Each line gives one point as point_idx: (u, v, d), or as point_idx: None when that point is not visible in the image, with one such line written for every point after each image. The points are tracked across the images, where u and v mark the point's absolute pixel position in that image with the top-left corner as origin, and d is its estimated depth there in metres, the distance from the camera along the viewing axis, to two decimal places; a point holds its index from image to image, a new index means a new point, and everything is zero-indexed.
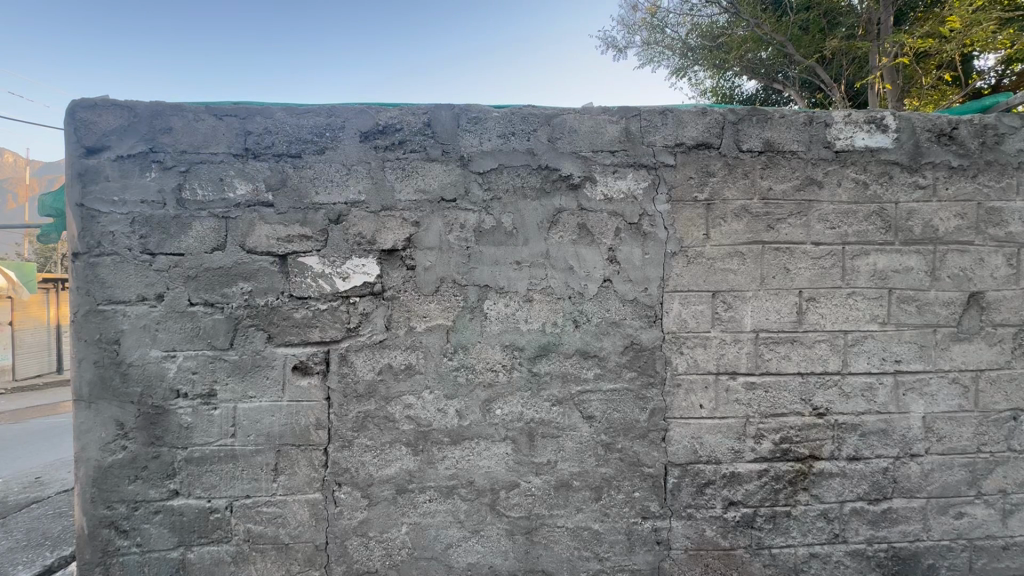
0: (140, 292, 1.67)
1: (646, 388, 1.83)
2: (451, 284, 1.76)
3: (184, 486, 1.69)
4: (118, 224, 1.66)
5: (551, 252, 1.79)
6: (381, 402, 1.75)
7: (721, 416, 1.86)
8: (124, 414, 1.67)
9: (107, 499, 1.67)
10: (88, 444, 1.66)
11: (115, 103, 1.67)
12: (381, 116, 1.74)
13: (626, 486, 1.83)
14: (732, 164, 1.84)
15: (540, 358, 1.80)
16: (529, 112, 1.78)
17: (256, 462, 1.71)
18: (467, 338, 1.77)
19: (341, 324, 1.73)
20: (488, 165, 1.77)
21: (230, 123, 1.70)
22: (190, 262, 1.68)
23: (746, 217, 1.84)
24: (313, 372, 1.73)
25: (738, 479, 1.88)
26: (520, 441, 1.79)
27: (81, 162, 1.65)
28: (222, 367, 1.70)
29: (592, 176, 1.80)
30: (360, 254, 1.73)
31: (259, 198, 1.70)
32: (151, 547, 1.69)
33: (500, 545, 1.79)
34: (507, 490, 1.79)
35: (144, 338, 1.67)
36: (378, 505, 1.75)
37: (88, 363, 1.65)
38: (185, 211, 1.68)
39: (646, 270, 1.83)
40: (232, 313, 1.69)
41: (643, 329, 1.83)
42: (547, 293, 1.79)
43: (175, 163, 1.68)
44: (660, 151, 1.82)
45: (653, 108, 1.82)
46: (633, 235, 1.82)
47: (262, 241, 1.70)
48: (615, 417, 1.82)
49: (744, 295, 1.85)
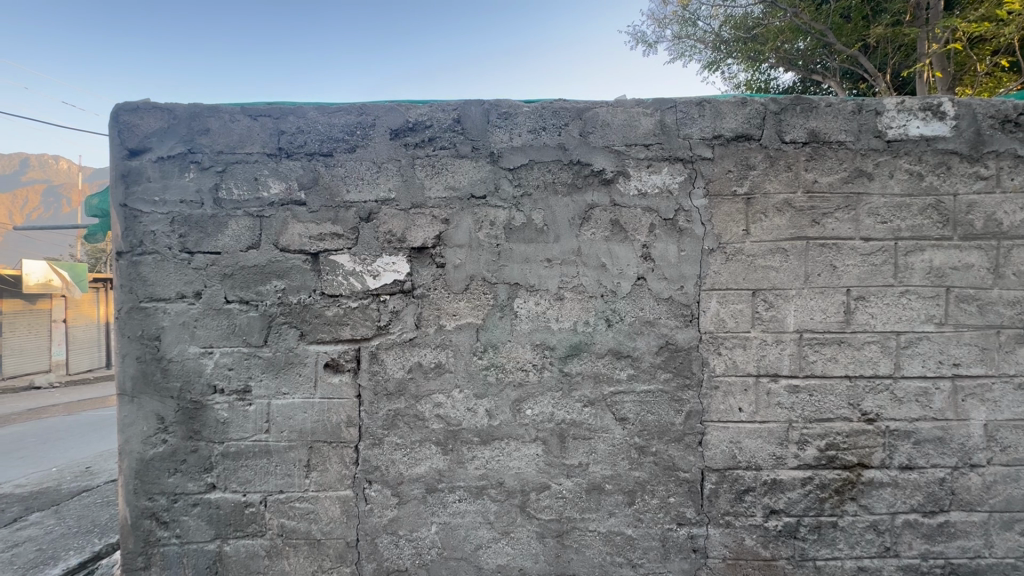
0: (180, 290, 1.71)
1: (682, 390, 1.77)
2: (481, 281, 1.74)
3: (221, 480, 1.73)
4: (159, 223, 1.71)
5: (583, 250, 1.75)
6: (411, 401, 1.74)
7: (762, 420, 1.77)
8: (165, 408, 1.72)
9: (149, 490, 1.72)
10: (131, 437, 1.71)
11: (156, 106, 1.72)
12: (411, 113, 1.74)
13: (661, 491, 1.77)
14: (774, 155, 1.75)
15: (571, 357, 1.76)
16: (560, 106, 1.75)
17: (289, 458, 1.73)
18: (497, 338, 1.74)
19: (372, 322, 1.73)
20: (519, 161, 1.74)
21: (264, 124, 1.73)
22: (226, 260, 1.72)
23: (789, 211, 1.76)
24: (344, 370, 1.73)
25: (780, 487, 1.79)
26: (551, 443, 1.75)
27: (124, 164, 1.71)
28: (257, 364, 1.72)
29: (625, 171, 1.75)
30: (391, 252, 1.73)
31: (292, 197, 1.72)
32: (190, 538, 1.73)
33: (531, 548, 1.76)
34: (537, 492, 1.75)
35: (184, 335, 1.72)
36: (407, 504, 1.74)
37: (131, 358, 1.71)
38: (221, 211, 1.72)
39: (682, 268, 1.76)
40: (266, 311, 1.72)
41: (679, 329, 1.76)
42: (578, 291, 1.75)
43: (211, 164, 1.72)
44: (697, 144, 1.75)
45: (690, 99, 1.75)
46: (668, 231, 1.76)
47: (295, 240, 1.72)
48: (649, 419, 1.76)
49: (786, 294, 1.76)
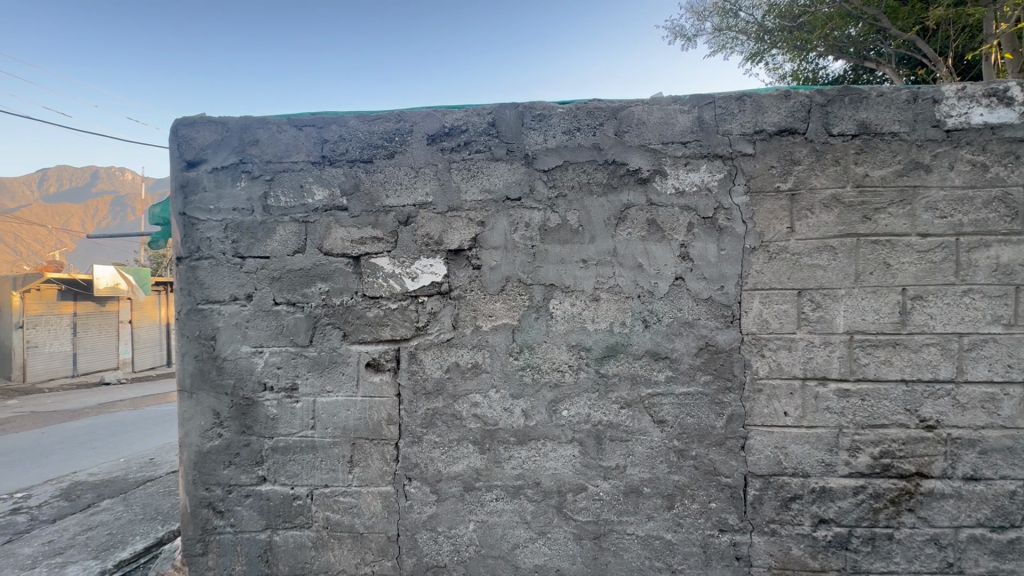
0: (233, 292, 1.81)
1: (723, 392, 1.72)
2: (517, 283, 1.75)
3: (271, 473, 1.81)
4: (214, 230, 1.82)
5: (619, 250, 1.73)
6: (449, 400, 1.78)
7: (809, 425, 1.70)
8: (220, 404, 1.82)
9: (206, 481, 1.83)
10: (190, 431, 1.83)
11: (211, 120, 1.83)
12: (447, 118, 1.77)
13: (701, 496, 1.73)
14: (820, 149, 1.68)
15: (607, 359, 1.74)
16: (595, 106, 1.74)
17: (334, 453, 1.80)
18: (533, 338, 1.75)
19: (411, 323, 1.78)
20: (554, 162, 1.74)
21: (309, 133, 1.81)
22: (275, 264, 1.80)
23: (838, 207, 1.68)
24: (385, 369, 1.79)
25: (830, 495, 1.71)
26: (588, 444, 1.74)
27: (183, 175, 1.83)
28: (304, 363, 1.80)
29: (662, 169, 1.72)
30: (428, 255, 1.77)
31: (335, 203, 1.79)
32: (243, 528, 1.83)
33: (568, 549, 1.76)
34: (574, 493, 1.75)
35: (237, 335, 1.82)
36: (446, 501, 1.78)
37: (190, 356, 1.82)
38: (270, 217, 1.81)
39: (723, 267, 1.72)
40: (311, 312, 1.79)
41: (720, 330, 1.72)
42: (614, 292, 1.74)
43: (261, 173, 1.81)
44: (737, 140, 1.70)
45: (729, 94, 1.71)
46: (707, 230, 1.72)
47: (338, 244, 1.79)
48: (688, 422, 1.73)
49: (835, 293, 1.68)
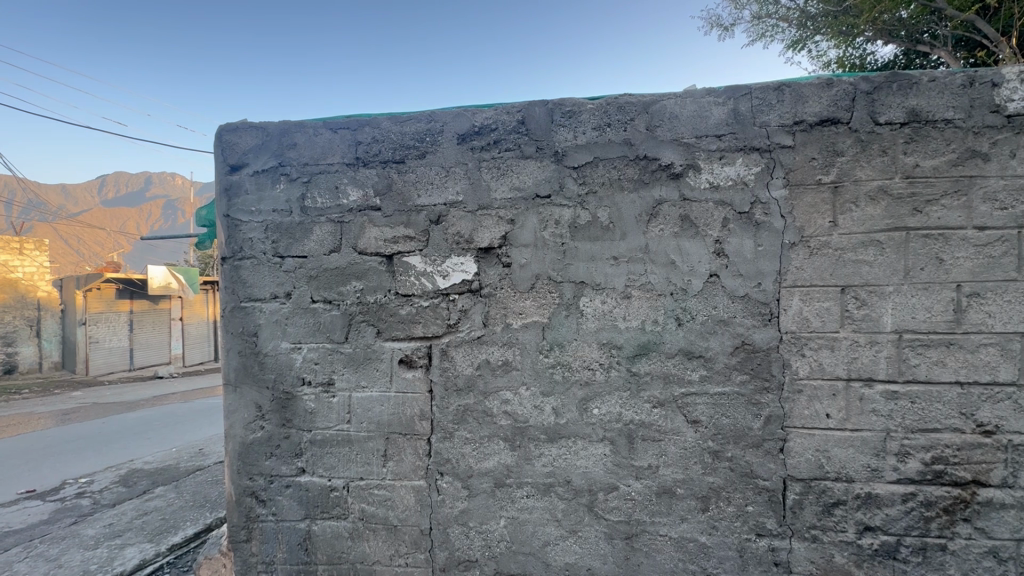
0: (273, 291, 1.89)
1: (760, 393, 1.67)
2: (547, 281, 1.75)
3: (309, 464, 1.88)
4: (255, 231, 1.90)
5: (651, 246, 1.70)
6: (480, 397, 1.79)
7: (853, 428, 1.63)
8: (262, 398, 1.90)
9: (249, 471, 1.92)
10: (235, 423, 1.92)
11: (252, 125, 1.91)
12: (477, 117, 1.79)
13: (737, 498, 1.69)
14: (865, 139, 1.60)
15: (639, 357, 1.72)
16: (626, 101, 1.72)
17: (368, 447, 1.85)
18: (564, 336, 1.75)
19: (442, 321, 1.80)
20: (584, 159, 1.73)
21: (344, 135, 1.86)
22: (312, 263, 1.86)
23: (885, 200, 1.60)
24: (417, 366, 1.82)
25: (875, 501, 1.64)
26: (619, 443, 1.73)
27: (227, 179, 1.91)
28: (340, 359, 1.86)
29: (696, 164, 1.68)
30: (459, 253, 1.79)
31: (369, 203, 1.84)
32: (284, 517, 1.90)
33: (599, 548, 1.74)
34: (606, 492, 1.74)
35: (277, 331, 1.89)
36: (477, 497, 1.80)
37: (235, 352, 1.91)
38: (307, 218, 1.87)
39: (760, 264, 1.66)
40: (347, 310, 1.85)
41: (757, 329, 1.66)
42: (646, 289, 1.71)
43: (298, 175, 1.88)
44: (775, 131, 1.65)
45: (767, 85, 1.65)
46: (743, 226, 1.67)
47: (372, 243, 1.83)
48: (723, 423, 1.68)
49: (882, 290, 1.60)
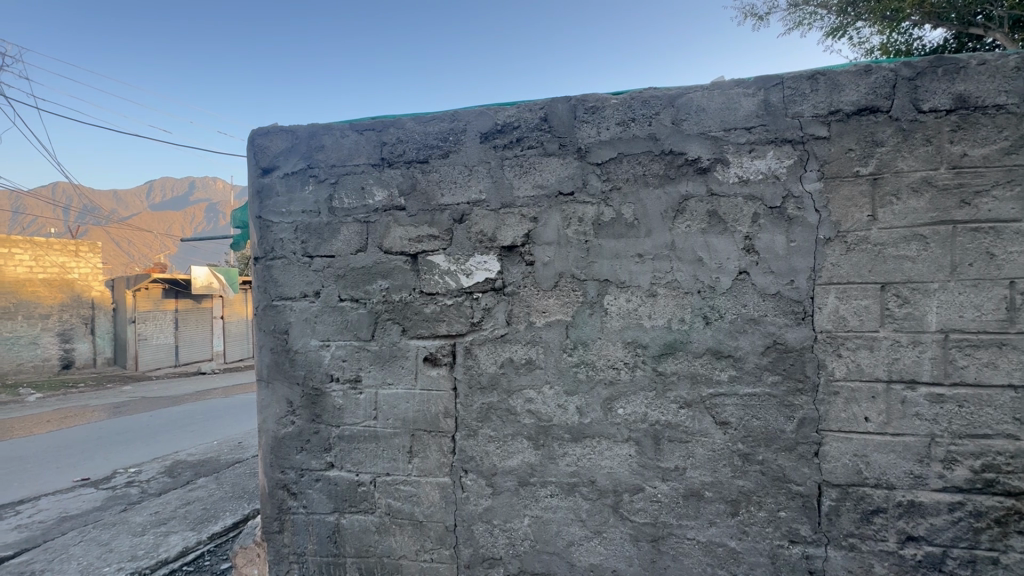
0: (303, 290, 1.94)
1: (793, 395, 1.61)
2: (570, 278, 1.73)
3: (338, 459, 1.92)
4: (285, 231, 1.95)
5: (677, 243, 1.67)
6: (504, 395, 1.79)
7: (894, 433, 1.55)
8: (293, 394, 1.96)
9: (281, 464, 1.98)
10: (268, 417, 1.98)
11: (282, 129, 1.97)
12: (500, 116, 1.79)
13: (769, 503, 1.63)
14: (907, 128, 1.52)
15: (665, 356, 1.68)
16: (650, 95, 1.68)
17: (394, 444, 1.87)
18: (587, 335, 1.73)
19: (466, 319, 1.81)
20: (608, 155, 1.70)
21: (369, 137, 1.89)
22: (339, 262, 1.91)
23: (929, 192, 1.51)
24: (442, 364, 1.84)
25: (919, 510, 1.55)
26: (645, 444, 1.69)
27: (259, 181, 1.98)
28: (366, 356, 1.89)
29: (724, 158, 1.64)
30: (482, 251, 1.79)
31: (394, 203, 1.86)
32: (314, 509, 1.95)
33: (624, 550, 1.72)
34: (631, 494, 1.71)
35: (307, 329, 1.94)
36: (501, 495, 1.80)
37: (267, 349, 1.97)
38: (335, 218, 1.91)
39: (793, 260, 1.60)
40: (373, 308, 1.88)
41: (790, 328, 1.60)
42: (672, 287, 1.67)
43: (326, 177, 1.92)
44: (809, 122, 1.58)
45: (799, 75, 1.60)
46: (775, 221, 1.61)
47: (397, 242, 1.86)
48: (754, 425, 1.63)
49: (926, 287, 1.51)
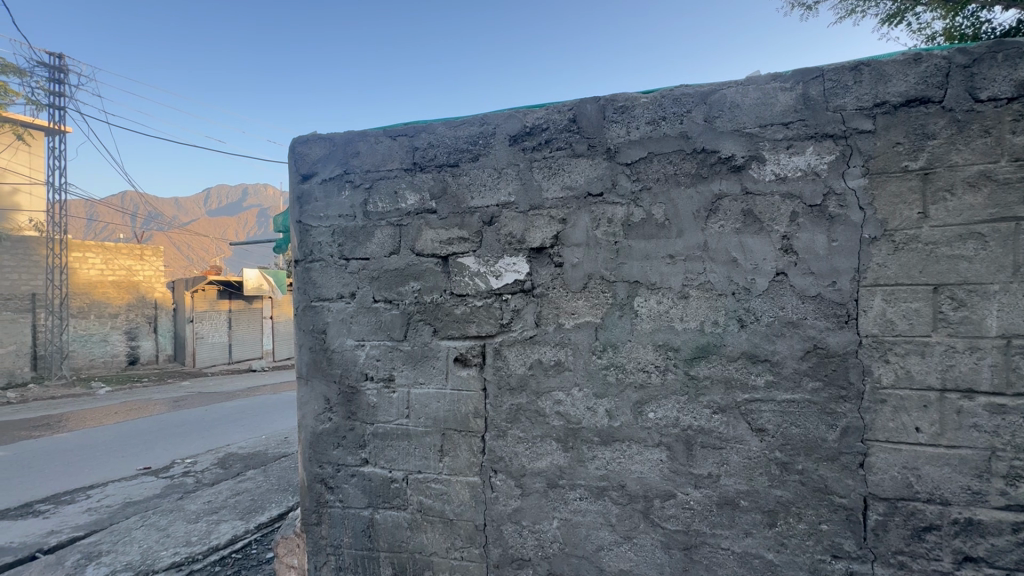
0: (339, 291, 2.01)
1: (836, 402, 1.53)
2: (599, 280, 1.72)
3: (372, 456, 1.98)
4: (324, 235, 2.03)
5: (710, 244, 1.62)
6: (533, 396, 1.80)
7: (949, 445, 1.45)
8: (330, 391, 2.03)
9: (319, 459, 2.06)
10: (307, 413, 2.07)
11: (321, 137, 2.06)
12: (529, 118, 1.80)
13: (809, 515, 1.55)
14: (962, 119, 1.42)
15: (698, 360, 1.64)
16: (682, 93, 1.65)
17: (426, 442, 1.91)
18: (617, 337, 1.71)
19: (495, 320, 1.83)
20: (637, 155, 1.68)
21: (402, 142, 1.94)
22: (374, 264, 1.97)
23: (988, 186, 1.41)
24: (471, 364, 1.86)
25: (978, 529, 1.44)
26: (676, 449, 1.66)
27: (299, 187, 2.07)
28: (399, 356, 1.94)
29: (759, 155, 1.58)
30: (511, 253, 1.81)
31: (425, 206, 1.91)
32: (349, 504, 2.02)
33: (655, 557, 1.68)
34: (662, 500, 1.67)
35: (343, 329, 2.01)
36: (530, 496, 1.80)
37: (307, 347, 2.06)
38: (370, 221, 1.98)
39: (835, 260, 1.52)
40: (405, 309, 1.93)
41: (832, 331, 1.53)
42: (705, 289, 1.63)
43: (361, 182, 1.99)
44: (852, 116, 1.51)
45: (841, 66, 1.53)
46: (815, 219, 1.54)
47: (428, 244, 1.90)
48: (793, 433, 1.56)
49: (985, 289, 1.41)
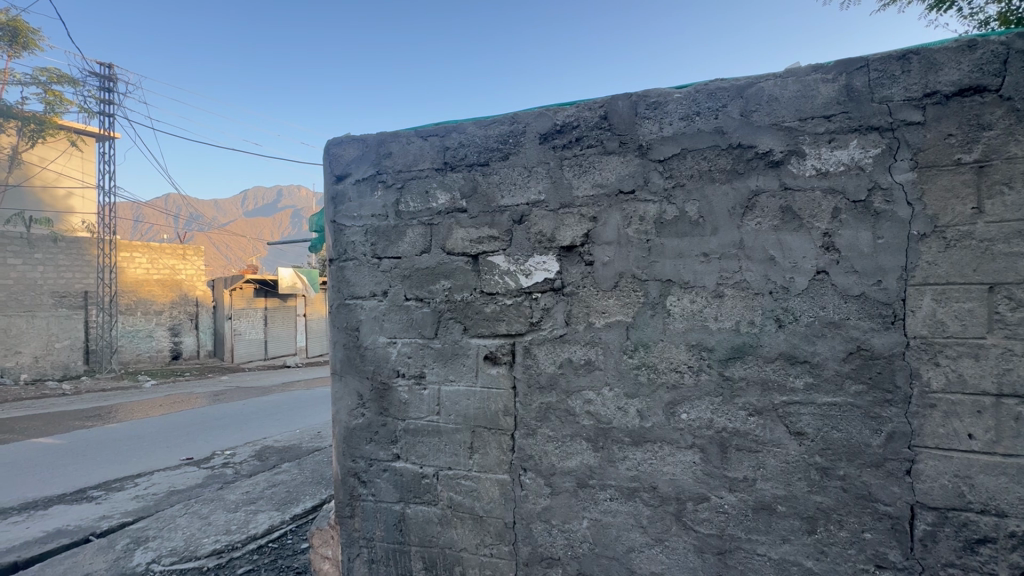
0: (372, 289, 2.05)
1: (880, 406, 1.47)
2: (631, 279, 1.70)
3: (403, 451, 2.02)
4: (357, 234, 2.08)
5: (746, 241, 1.58)
6: (563, 395, 1.79)
7: (1006, 454, 1.37)
8: (363, 387, 2.07)
9: (352, 454, 2.10)
10: (341, 409, 2.12)
11: (354, 138, 2.10)
12: (559, 116, 1.79)
13: (851, 523, 1.50)
14: (1022, 108, 1.34)
15: (733, 360, 1.60)
16: (717, 87, 1.61)
17: (456, 439, 1.93)
18: (649, 337, 1.68)
19: (525, 319, 1.83)
20: (670, 151, 1.65)
21: (433, 142, 1.97)
22: (405, 263, 2.00)
23: None
24: (501, 362, 1.87)
25: None
26: (710, 452, 1.62)
27: (334, 188, 2.12)
28: (430, 354, 1.97)
29: (799, 150, 1.53)
30: (542, 252, 1.80)
31: (455, 205, 1.93)
32: (381, 498, 2.06)
33: (687, 561, 1.65)
34: (695, 503, 1.64)
35: (375, 326, 2.05)
36: (560, 495, 1.80)
37: (341, 344, 2.11)
38: (401, 221, 2.01)
39: (881, 259, 1.46)
40: (436, 307, 1.95)
41: (877, 332, 1.47)
42: (741, 288, 1.59)
43: (393, 182, 2.03)
44: (899, 107, 1.44)
45: (888, 55, 1.46)
46: (859, 216, 1.48)
47: (458, 243, 1.92)
48: (834, 437, 1.50)
49: None
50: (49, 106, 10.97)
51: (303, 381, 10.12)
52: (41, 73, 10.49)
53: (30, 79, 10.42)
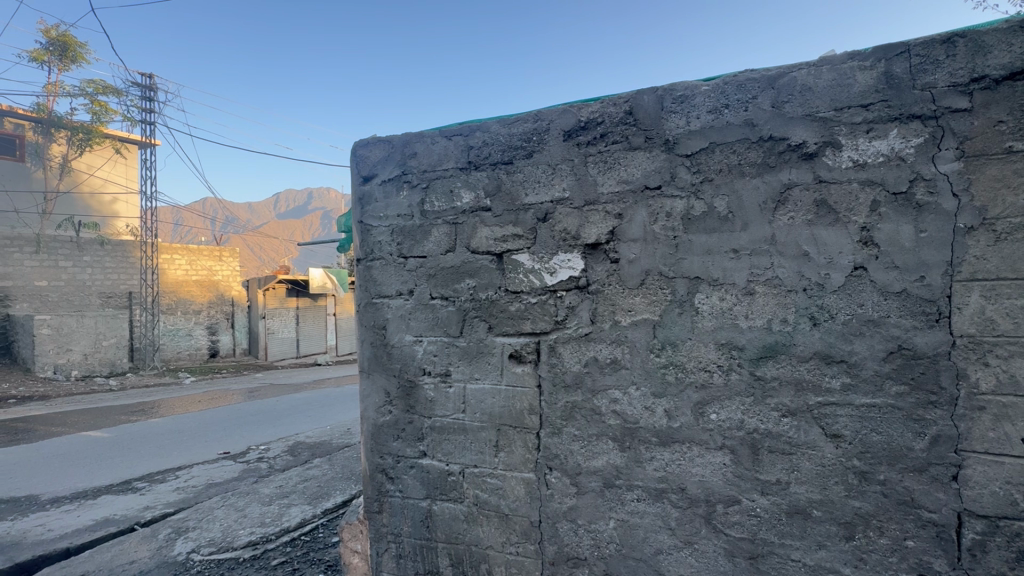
0: (398, 288, 2.08)
1: (924, 408, 1.40)
2: (657, 276, 1.67)
3: (430, 448, 2.04)
4: (383, 235, 2.10)
5: (778, 237, 1.53)
6: (588, 394, 1.77)
7: None
8: (390, 385, 2.10)
9: (380, 450, 2.14)
10: (369, 406, 2.16)
11: (380, 140, 2.13)
12: (583, 113, 1.78)
13: (893, 530, 1.43)
14: None
15: (764, 360, 1.55)
16: (747, 78, 1.57)
17: (481, 437, 1.94)
18: (677, 335, 1.65)
19: (550, 317, 1.82)
20: (698, 145, 1.62)
21: (457, 142, 1.98)
22: (431, 262, 2.01)
23: None
24: (526, 361, 1.86)
25: None
26: (741, 454, 1.58)
27: (360, 189, 2.16)
28: (455, 352, 1.98)
29: (834, 141, 1.47)
30: (566, 250, 1.79)
31: (480, 204, 1.93)
32: (409, 494, 2.08)
33: (717, 564, 1.61)
34: (726, 505, 1.60)
35: (402, 325, 2.08)
36: (586, 495, 1.78)
37: (368, 343, 2.14)
38: (426, 220, 2.02)
39: (923, 253, 1.39)
40: (461, 306, 1.96)
41: (920, 331, 1.40)
42: (773, 285, 1.54)
43: (418, 182, 2.05)
44: (944, 93, 1.37)
45: (931, 40, 1.39)
46: (900, 209, 1.41)
47: (483, 242, 1.92)
48: (874, 440, 1.44)
49: None
50: (96, 116, 11.55)
51: (332, 381, 10.05)
52: (89, 85, 11.05)
53: (79, 91, 10.99)
